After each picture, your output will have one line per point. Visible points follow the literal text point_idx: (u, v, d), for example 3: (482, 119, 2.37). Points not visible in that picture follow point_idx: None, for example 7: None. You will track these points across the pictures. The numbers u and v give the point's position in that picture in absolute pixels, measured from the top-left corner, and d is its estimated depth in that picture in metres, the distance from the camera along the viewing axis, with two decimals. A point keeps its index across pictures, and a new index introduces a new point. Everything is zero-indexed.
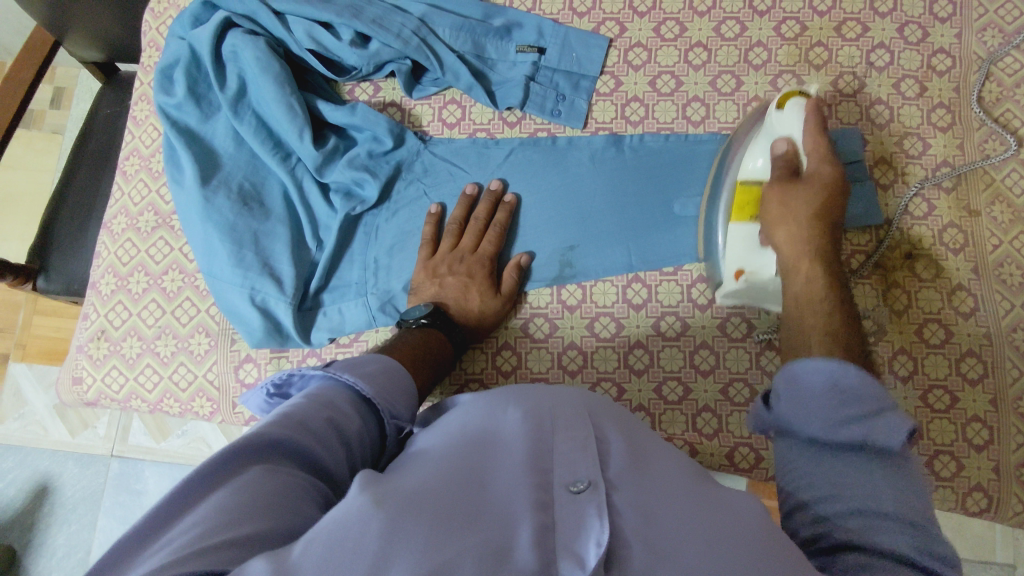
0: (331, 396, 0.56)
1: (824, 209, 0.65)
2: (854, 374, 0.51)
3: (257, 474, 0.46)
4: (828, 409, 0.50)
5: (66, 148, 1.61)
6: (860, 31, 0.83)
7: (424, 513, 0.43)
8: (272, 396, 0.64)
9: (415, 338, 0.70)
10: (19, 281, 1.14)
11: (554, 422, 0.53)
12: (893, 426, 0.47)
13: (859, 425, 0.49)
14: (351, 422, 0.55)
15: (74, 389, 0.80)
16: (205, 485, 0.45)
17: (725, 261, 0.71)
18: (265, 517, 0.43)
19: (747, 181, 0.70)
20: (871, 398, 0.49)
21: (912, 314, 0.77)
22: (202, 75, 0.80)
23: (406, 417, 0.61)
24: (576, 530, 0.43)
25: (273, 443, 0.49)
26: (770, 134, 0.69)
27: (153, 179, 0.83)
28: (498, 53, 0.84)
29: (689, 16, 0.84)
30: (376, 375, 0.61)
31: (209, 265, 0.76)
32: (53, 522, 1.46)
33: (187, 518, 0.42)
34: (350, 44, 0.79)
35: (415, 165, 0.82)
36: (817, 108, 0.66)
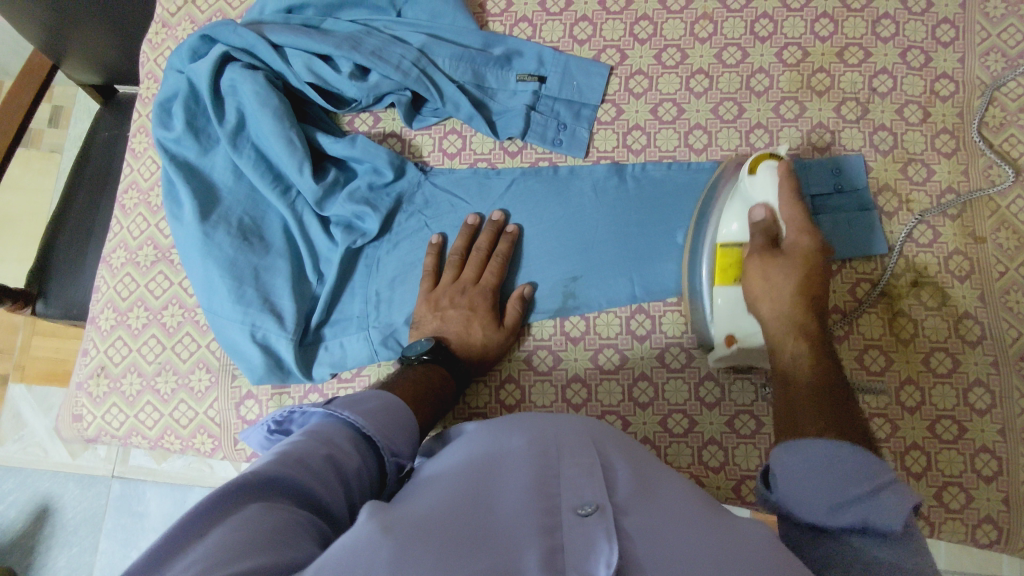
0: (329, 432, 0.56)
1: (807, 278, 0.66)
2: (851, 451, 0.50)
3: (256, 510, 0.45)
4: (829, 490, 0.49)
5: (64, 169, 1.61)
6: (863, 57, 0.83)
7: (433, 542, 0.43)
8: (273, 433, 0.64)
9: (417, 374, 0.69)
10: (18, 307, 1.14)
11: (559, 447, 0.53)
12: (893, 506, 0.46)
13: (858, 507, 0.47)
14: (350, 459, 0.55)
15: (74, 426, 0.79)
16: (203, 520, 0.44)
17: (714, 327, 0.72)
18: (267, 550, 0.42)
19: (726, 245, 0.71)
20: (870, 477, 0.48)
21: (918, 343, 0.76)
22: (200, 109, 0.80)
23: (406, 455, 0.60)
24: (585, 555, 0.43)
25: (271, 481, 0.48)
26: (745, 200, 0.71)
27: (152, 213, 0.82)
28: (499, 83, 0.84)
29: (690, 43, 0.84)
30: (375, 411, 0.60)
31: (209, 301, 0.75)
32: (53, 546, 1.45)
33: (187, 555, 0.41)
34: (349, 76, 0.79)
35: (416, 196, 0.81)
36: (789, 172, 0.68)
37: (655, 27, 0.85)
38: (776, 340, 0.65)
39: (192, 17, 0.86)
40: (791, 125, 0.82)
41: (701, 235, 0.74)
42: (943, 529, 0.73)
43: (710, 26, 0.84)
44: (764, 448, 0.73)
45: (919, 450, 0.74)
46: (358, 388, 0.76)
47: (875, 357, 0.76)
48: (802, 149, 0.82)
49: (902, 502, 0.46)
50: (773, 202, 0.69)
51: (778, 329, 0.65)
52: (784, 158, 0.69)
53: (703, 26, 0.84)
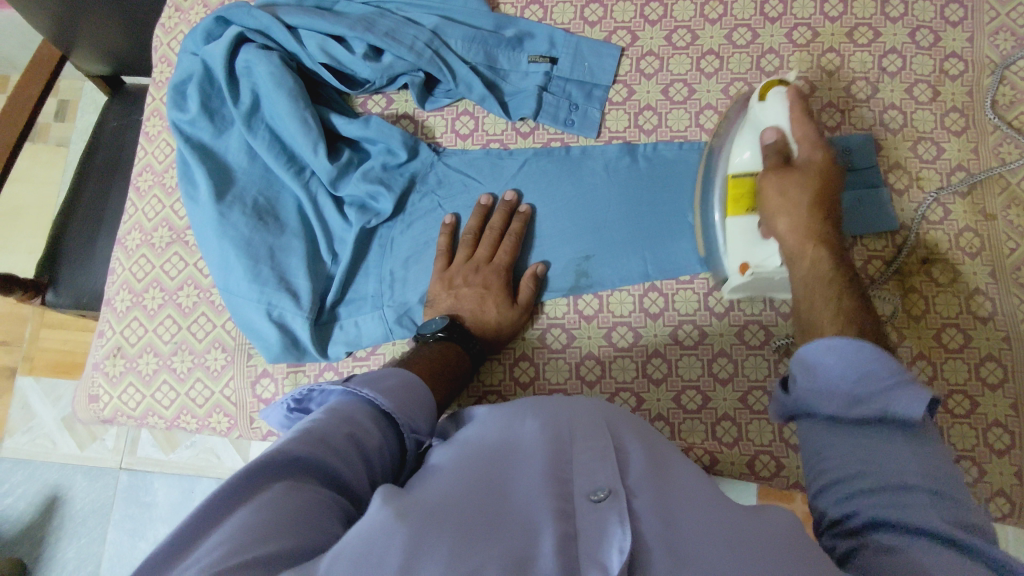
0: (350, 410, 0.56)
1: (821, 194, 0.65)
2: (865, 347, 0.51)
3: (279, 490, 0.46)
4: (844, 384, 0.51)
5: (72, 162, 1.61)
6: (872, 37, 0.83)
7: (448, 528, 0.43)
8: (292, 412, 0.64)
9: (432, 352, 0.70)
10: (28, 295, 1.14)
11: (573, 431, 0.53)
12: (913, 394, 0.48)
13: (878, 397, 0.49)
14: (372, 437, 0.55)
15: (90, 406, 0.80)
16: (227, 503, 0.44)
17: (728, 256, 0.71)
18: (291, 535, 0.42)
19: (740, 172, 0.69)
20: (885, 370, 0.50)
21: (930, 319, 0.77)
22: (215, 91, 0.80)
23: (424, 431, 0.61)
24: (599, 539, 0.43)
25: (293, 460, 0.48)
26: (756, 126, 0.69)
27: (167, 195, 0.83)
28: (510, 64, 0.84)
29: (700, 24, 0.85)
30: (394, 388, 0.60)
31: (225, 279, 0.75)
32: (63, 536, 1.46)
33: (213, 535, 0.42)
34: (363, 57, 0.79)
35: (429, 177, 0.82)
36: (799, 94, 0.67)
37: (665, 8, 0.85)
38: (797, 255, 0.65)
39: (204, 1, 0.86)
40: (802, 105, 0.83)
41: (711, 167, 0.73)
42: None
43: (720, 7, 0.85)
44: (777, 423, 0.73)
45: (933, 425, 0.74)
46: (373, 367, 0.77)
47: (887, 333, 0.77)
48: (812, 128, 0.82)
49: (916, 398, 0.48)
50: (784, 125, 0.68)
51: (800, 240, 0.64)
52: (795, 86, 0.68)
53: (713, 7, 0.85)
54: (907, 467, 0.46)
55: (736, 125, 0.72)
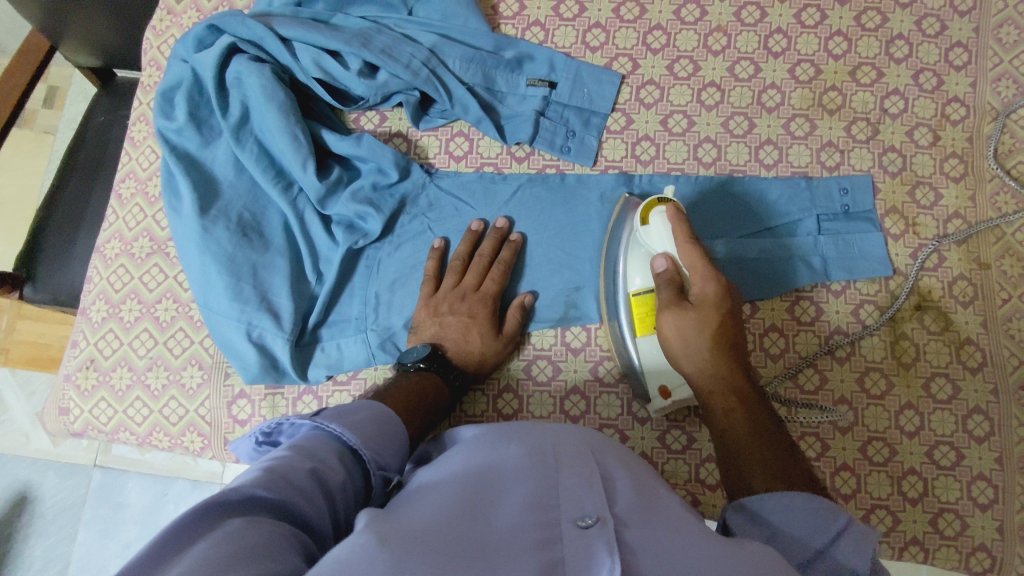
0: (315, 447, 0.54)
1: (719, 325, 0.63)
2: (799, 501, 0.49)
3: (239, 524, 0.43)
4: (793, 556, 0.47)
5: (58, 152, 1.58)
6: (875, 77, 0.83)
7: (433, 552, 0.41)
8: (261, 445, 0.62)
9: (412, 384, 0.68)
10: (6, 292, 1.11)
11: (559, 458, 0.52)
12: (857, 555, 0.45)
13: (827, 567, 0.46)
14: (337, 475, 0.53)
15: (59, 419, 0.77)
16: (184, 542, 0.41)
17: (645, 376, 0.71)
18: (253, 564, 0.40)
19: (639, 295, 0.70)
20: (825, 530, 0.47)
21: (920, 367, 0.76)
22: (204, 100, 0.78)
23: (393, 469, 0.59)
24: (586, 567, 0.42)
25: (251, 499, 0.46)
26: (648, 250, 0.70)
27: (150, 203, 0.80)
28: (508, 86, 0.82)
29: (703, 55, 0.84)
30: (363, 423, 0.59)
31: (205, 296, 0.73)
32: (31, 534, 1.43)
33: (167, 572, 0.39)
34: (358, 73, 0.77)
35: (419, 198, 0.80)
36: (678, 216, 0.67)
37: (668, 37, 0.84)
38: (706, 402, 0.63)
39: (198, 6, 0.84)
40: (801, 142, 0.82)
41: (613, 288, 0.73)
42: (937, 556, 0.72)
43: (723, 38, 0.84)
44: None
45: (917, 475, 0.73)
46: (354, 392, 0.75)
47: (877, 379, 0.76)
48: (810, 166, 0.81)
49: (862, 549, 0.45)
50: (672, 250, 0.68)
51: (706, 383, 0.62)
52: (676, 204, 0.69)
53: (717, 39, 0.84)
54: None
55: (625, 246, 0.73)
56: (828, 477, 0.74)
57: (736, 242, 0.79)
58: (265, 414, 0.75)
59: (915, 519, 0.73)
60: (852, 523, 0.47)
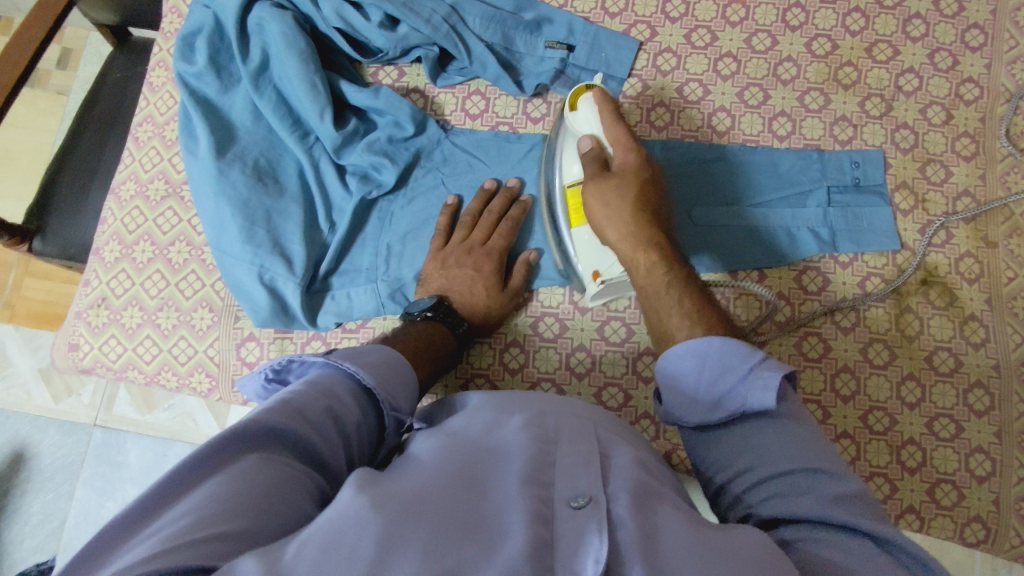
0: (328, 384, 0.55)
1: (642, 198, 0.66)
2: (714, 343, 0.55)
3: (252, 462, 0.45)
4: (710, 389, 0.54)
5: (70, 112, 1.59)
6: (891, 54, 0.83)
7: (423, 524, 0.42)
8: (269, 381, 0.62)
9: (418, 331, 0.69)
10: (16, 242, 1.12)
11: (559, 437, 0.52)
12: (763, 382, 0.51)
13: (736, 394, 0.52)
14: (350, 413, 0.54)
15: (69, 355, 0.78)
16: (200, 470, 0.43)
17: (579, 262, 0.71)
18: (258, 514, 0.42)
19: (571, 183, 0.71)
20: (740, 363, 0.53)
21: (923, 341, 0.76)
22: (224, 46, 0.78)
23: (406, 410, 0.59)
24: (574, 548, 0.42)
25: (269, 431, 0.47)
26: (576, 136, 0.71)
27: (166, 147, 0.81)
28: (527, 47, 0.83)
29: (721, 26, 0.84)
30: (376, 364, 0.59)
31: (219, 239, 0.74)
32: (30, 488, 1.44)
33: (182, 504, 0.41)
34: (379, 25, 0.78)
35: (434, 153, 0.81)
36: (604, 97, 0.69)
37: (687, 6, 0.85)
38: (631, 263, 0.65)
39: None
40: (814, 116, 0.82)
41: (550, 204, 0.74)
42: (932, 525, 0.73)
43: (742, 10, 0.84)
44: None
45: (915, 446, 0.74)
46: (362, 340, 0.76)
47: (880, 351, 0.76)
48: (823, 139, 0.82)
49: (769, 379, 0.51)
50: (599, 132, 0.69)
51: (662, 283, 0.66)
52: (601, 89, 0.70)
53: (735, 10, 0.84)
54: (780, 452, 0.49)
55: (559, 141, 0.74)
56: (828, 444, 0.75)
57: (751, 211, 0.79)
58: (274, 357, 0.76)
59: (912, 488, 0.73)
60: (761, 359, 0.52)
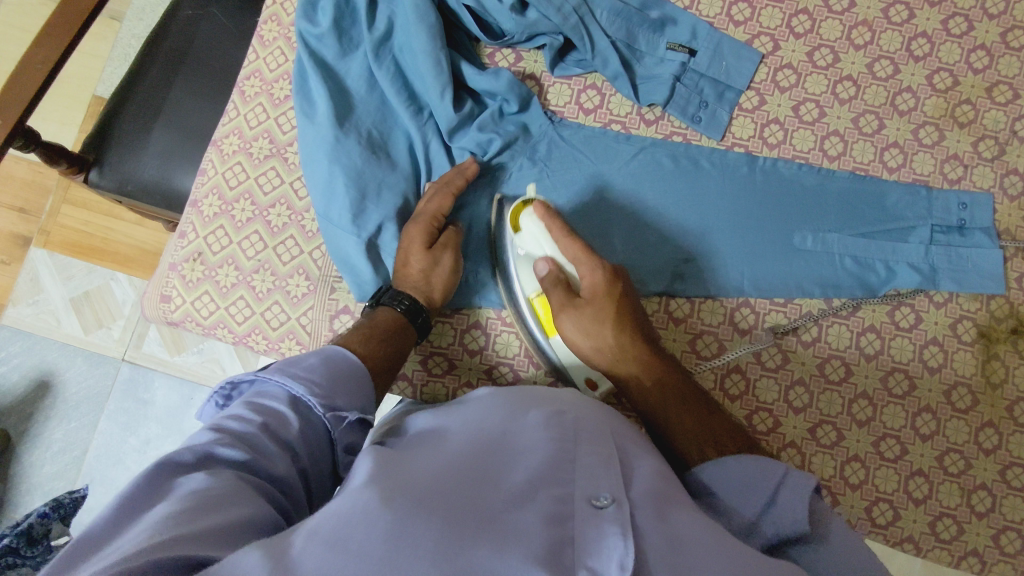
0: (264, 404, 0.53)
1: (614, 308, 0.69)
2: (732, 462, 0.57)
3: (198, 480, 0.44)
4: (742, 510, 0.54)
5: (124, 39, 1.54)
6: (1010, 97, 0.82)
7: (440, 513, 0.42)
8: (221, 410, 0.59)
9: (363, 324, 0.67)
10: (70, 171, 1.06)
11: (578, 434, 0.52)
12: (793, 501, 0.52)
13: (768, 518, 0.53)
14: (290, 427, 0.53)
15: (160, 306, 0.77)
16: (149, 493, 0.43)
17: (570, 369, 0.73)
18: (217, 514, 0.41)
19: (534, 294, 0.73)
20: (767, 479, 0.55)
21: (1006, 390, 0.77)
22: (348, 9, 0.76)
23: (351, 408, 0.57)
24: (596, 546, 0.42)
25: (209, 455, 0.47)
26: (525, 257, 0.73)
27: (273, 105, 0.79)
28: (648, 46, 0.82)
29: (845, 47, 0.83)
30: (314, 369, 0.57)
31: (327, 208, 0.72)
32: (53, 415, 1.42)
33: (138, 524, 0.40)
34: (510, 8, 0.76)
35: (540, 144, 0.80)
36: (545, 211, 0.71)
37: (813, 23, 0.83)
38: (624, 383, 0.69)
39: None
40: (926, 151, 0.82)
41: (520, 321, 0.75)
42: (993, 570, 0.74)
43: (868, 33, 0.83)
44: (840, 460, 0.77)
45: (986, 491, 0.75)
46: None
47: (963, 395, 0.77)
48: (932, 176, 0.81)
49: (800, 493, 0.52)
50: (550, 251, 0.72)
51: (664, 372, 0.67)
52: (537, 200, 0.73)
53: (861, 33, 0.83)
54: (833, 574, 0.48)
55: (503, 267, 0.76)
56: (902, 480, 0.76)
57: (854, 240, 0.79)
58: None
59: (978, 531, 0.75)
60: (788, 471, 0.54)
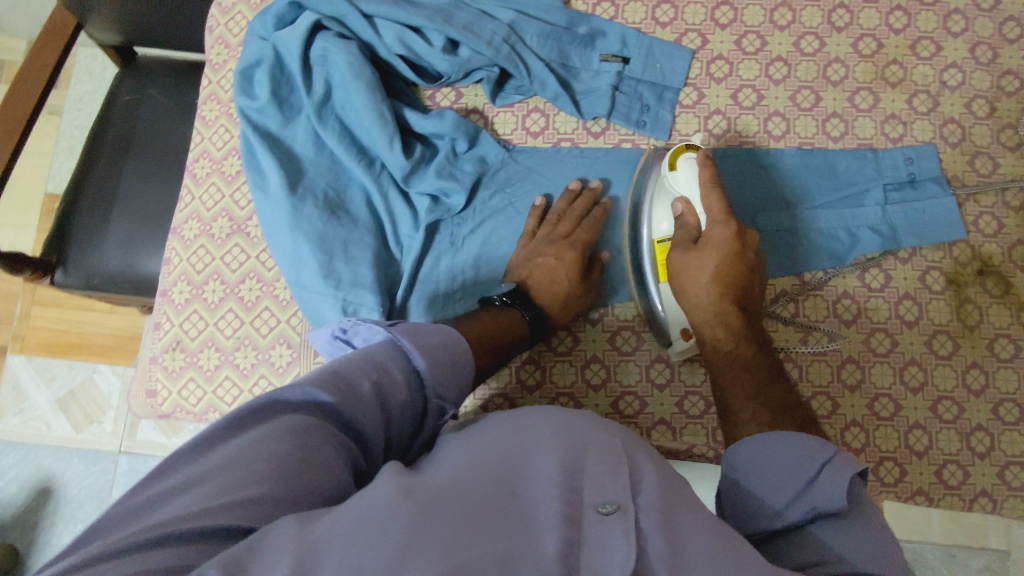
0: (381, 357, 0.54)
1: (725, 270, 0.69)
2: (774, 442, 0.57)
3: (294, 422, 0.47)
4: (779, 492, 0.54)
5: (67, 133, 1.53)
6: (934, 51, 0.85)
7: (441, 521, 0.41)
8: (337, 339, 0.62)
9: (494, 313, 0.69)
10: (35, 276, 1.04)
11: (589, 439, 0.49)
12: (834, 483, 0.52)
13: (805, 497, 0.53)
14: (398, 389, 0.54)
15: (148, 402, 0.77)
16: (235, 426, 0.46)
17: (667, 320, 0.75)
18: (279, 477, 0.43)
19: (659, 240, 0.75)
20: (811, 459, 0.54)
21: (983, 329, 0.79)
22: (285, 78, 0.77)
23: (450, 399, 0.57)
24: (597, 553, 0.41)
25: (313, 398, 0.49)
26: (669, 196, 0.75)
27: (226, 182, 0.79)
28: (582, 62, 0.84)
29: (769, 30, 0.85)
30: (437, 347, 0.57)
31: (297, 274, 0.73)
32: (57, 521, 1.38)
33: (214, 458, 0.44)
34: (442, 50, 0.78)
35: (499, 173, 0.81)
36: (706, 162, 0.72)
37: (735, 12, 0.85)
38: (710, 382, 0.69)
39: None
40: (865, 115, 0.84)
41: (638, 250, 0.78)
42: (1006, 507, 0.76)
43: (789, 13, 0.86)
44: (839, 427, 0.78)
45: (984, 432, 0.77)
46: None
47: (944, 341, 0.79)
48: (875, 138, 0.84)
49: (840, 476, 0.52)
50: (693, 197, 0.73)
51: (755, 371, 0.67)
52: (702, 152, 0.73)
53: (783, 14, 0.86)
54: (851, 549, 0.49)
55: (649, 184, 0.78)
56: (902, 436, 0.77)
57: (809, 213, 0.81)
58: None
59: (984, 472, 0.77)
60: (832, 455, 0.54)
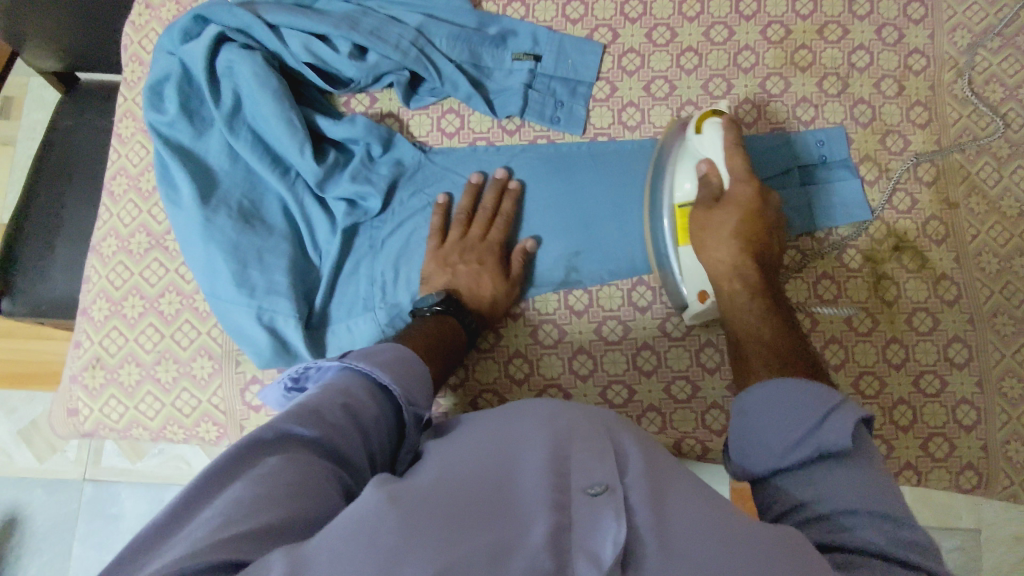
0: (345, 383, 0.53)
1: (745, 228, 0.69)
2: (777, 388, 0.55)
3: (274, 463, 0.44)
4: (784, 437, 0.53)
5: (20, 164, 1.52)
6: (841, 34, 0.86)
7: (429, 521, 0.39)
8: (290, 391, 0.61)
9: (427, 327, 0.70)
10: None
11: (572, 429, 0.48)
12: (841, 426, 0.50)
13: (810, 440, 0.51)
14: (367, 407, 0.52)
15: (69, 420, 0.77)
16: (220, 478, 0.43)
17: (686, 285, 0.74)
18: (275, 507, 0.41)
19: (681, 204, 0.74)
20: (817, 405, 0.52)
21: (901, 304, 0.80)
22: (194, 92, 0.78)
23: (421, 404, 0.57)
24: (591, 533, 0.39)
25: (288, 433, 0.46)
26: (694, 157, 0.74)
27: (144, 199, 0.80)
28: (494, 62, 0.85)
29: (678, 22, 0.86)
30: (389, 363, 0.57)
31: (212, 286, 0.73)
32: (23, 553, 1.37)
33: (208, 511, 0.40)
34: (349, 56, 0.79)
35: (415, 174, 0.82)
36: (731, 126, 0.71)
37: (644, 6, 0.86)
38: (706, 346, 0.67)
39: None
40: (777, 100, 0.85)
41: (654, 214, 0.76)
42: (930, 477, 0.78)
43: (697, 5, 0.86)
44: None
45: (906, 405, 0.79)
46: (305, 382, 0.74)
47: (863, 319, 0.80)
48: (788, 122, 0.85)
49: (848, 420, 0.50)
50: (718, 160, 0.72)
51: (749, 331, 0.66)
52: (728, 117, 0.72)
53: (691, 5, 0.86)
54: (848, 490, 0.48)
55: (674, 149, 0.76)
56: None
57: None
58: None
59: (907, 444, 0.78)
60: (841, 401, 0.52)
